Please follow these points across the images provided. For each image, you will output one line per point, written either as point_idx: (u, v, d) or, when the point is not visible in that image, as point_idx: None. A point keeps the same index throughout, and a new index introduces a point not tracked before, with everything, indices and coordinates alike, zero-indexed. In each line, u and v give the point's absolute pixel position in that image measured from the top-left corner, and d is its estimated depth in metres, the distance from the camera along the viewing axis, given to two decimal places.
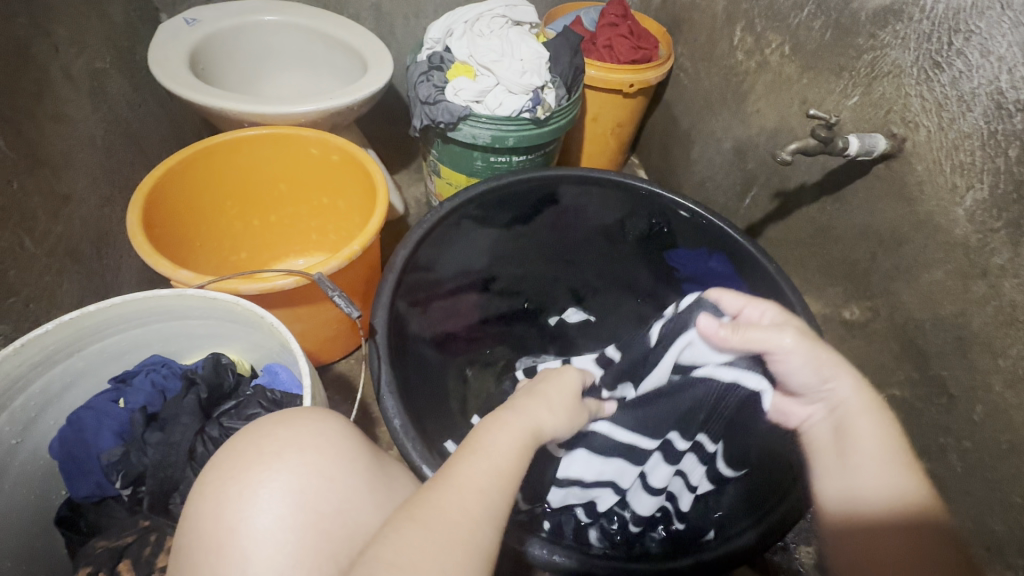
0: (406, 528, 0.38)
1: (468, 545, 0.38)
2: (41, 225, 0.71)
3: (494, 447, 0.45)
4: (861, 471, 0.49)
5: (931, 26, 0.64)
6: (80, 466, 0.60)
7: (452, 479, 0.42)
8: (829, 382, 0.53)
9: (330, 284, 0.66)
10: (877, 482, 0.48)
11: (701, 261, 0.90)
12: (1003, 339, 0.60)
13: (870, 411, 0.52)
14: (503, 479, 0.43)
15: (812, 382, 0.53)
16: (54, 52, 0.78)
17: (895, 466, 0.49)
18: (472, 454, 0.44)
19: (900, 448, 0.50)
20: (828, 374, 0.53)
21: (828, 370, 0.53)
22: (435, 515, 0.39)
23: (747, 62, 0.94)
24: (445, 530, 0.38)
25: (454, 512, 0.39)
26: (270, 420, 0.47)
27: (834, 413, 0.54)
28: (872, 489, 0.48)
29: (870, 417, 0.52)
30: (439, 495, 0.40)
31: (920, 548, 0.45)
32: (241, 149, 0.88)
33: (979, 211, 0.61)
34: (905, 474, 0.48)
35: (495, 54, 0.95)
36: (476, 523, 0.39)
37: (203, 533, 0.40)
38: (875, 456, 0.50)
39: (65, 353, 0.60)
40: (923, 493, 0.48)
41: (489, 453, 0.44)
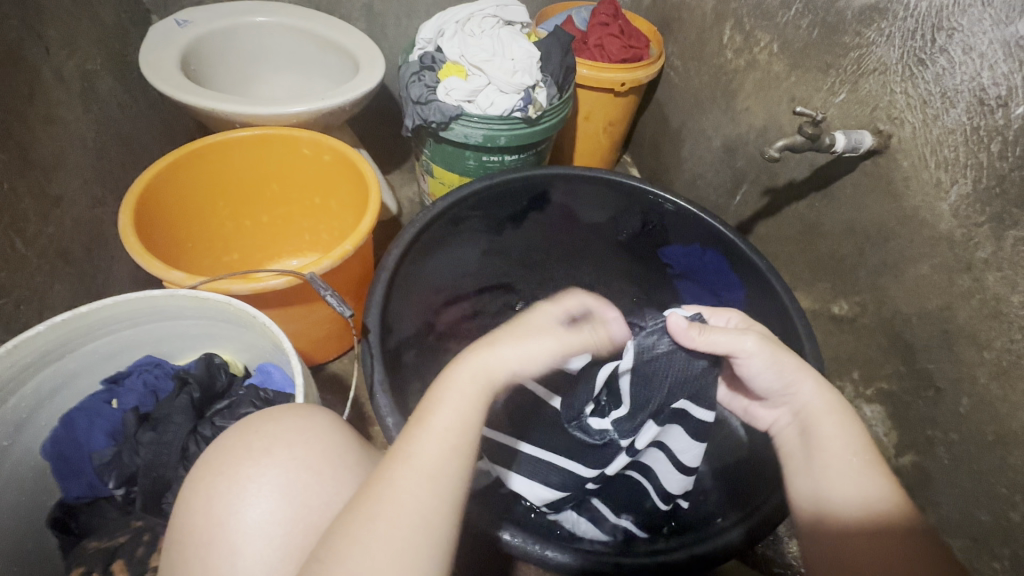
0: (357, 523, 0.37)
1: (425, 523, 0.38)
2: (32, 227, 0.70)
3: (445, 422, 0.43)
4: (851, 478, 0.47)
5: (915, 24, 0.65)
6: (72, 467, 0.61)
7: (404, 463, 0.41)
8: (789, 385, 0.52)
9: (322, 283, 0.66)
10: (866, 492, 0.47)
11: (695, 257, 0.91)
12: (988, 332, 0.61)
13: (841, 414, 0.51)
14: (456, 457, 0.42)
15: (771, 385, 0.53)
16: (45, 54, 0.78)
17: (874, 470, 0.48)
18: (420, 435, 0.42)
19: (868, 446, 0.50)
20: (787, 377, 0.52)
21: (787, 372, 0.52)
22: (384, 503, 0.38)
23: (737, 61, 0.95)
24: (400, 514, 0.38)
25: (405, 498, 0.39)
26: (261, 416, 0.47)
27: (802, 420, 0.52)
28: (846, 497, 0.47)
29: (833, 420, 0.51)
30: (386, 482, 0.40)
31: (895, 549, 0.44)
32: (233, 150, 0.88)
33: (963, 206, 0.62)
34: (877, 478, 0.47)
35: (486, 54, 0.95)
36: (429, 503, 0.39)
37: (193, 529, 0.41)
38: (850, 461, 0.48)
39: (56, 354, 0.60)
40: (902, 500, 0.47)
41: (437, 430, 0.43)
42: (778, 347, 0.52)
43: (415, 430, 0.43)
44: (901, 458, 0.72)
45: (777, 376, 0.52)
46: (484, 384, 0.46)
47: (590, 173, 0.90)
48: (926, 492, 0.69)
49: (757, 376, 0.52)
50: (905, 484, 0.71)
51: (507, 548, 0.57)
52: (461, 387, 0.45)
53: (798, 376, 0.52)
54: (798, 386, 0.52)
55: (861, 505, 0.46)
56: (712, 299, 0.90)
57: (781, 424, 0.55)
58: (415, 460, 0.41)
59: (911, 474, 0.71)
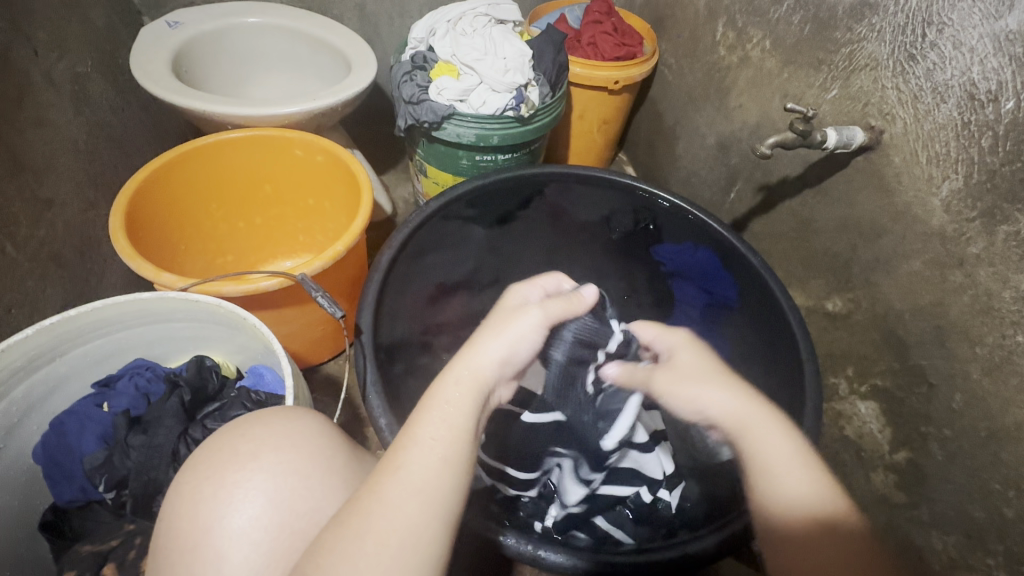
0: (344, 532, 0.37)
1: (414, 533, 0.38)
2: (23, 230, 0.70)
3: (435, 433, 0.43)
4: (775, 474, 0.48)
5: (905, 19, 0.65)
6: (63, 470, 0.60)
7: (391, 474, 0.40)
8: (698, 403, 0.54)
9: (314, 285, 0.66)
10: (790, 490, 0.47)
11: (687, 255, 0.90)
12: (980, 327, 0.60)
13: (768, 417, 0.51)
14: (449, 466, 0.42)
15: (690, 406, 0.55)
16: (35, 57, 0.78)
17: (799, 476, 0.47)
18: (410, 444, 0.42)
19: (802, 448, 0.49)
20: (703, 394, 0.54)
21: (706, 389, 0.54)
22: (372, 514, 0.38)
23: (730, 58, 0.95)
24: (388, 526, 0.37)
25: (395, 508, 0.38)
26: (249, 420, 0.47)
27: (726, 431, 0.53)
28: (776, 505, 0.47)
29: (754, 426, 0.51)
30: (374, 493, 0.39)
31: (829, 556, 0.43)
32: (225, 151, 0.88)
33: (954, 201, 0.62)
34: (804, 484, 0.46)
35: (479, 53, 0.95)
36: (420, 513, 0.39)
37: (179, 535, 0.40)
38: (773, 467, 0.48)
39: (47, 357, 0.60)
40: (841, 503, 0.46)
41: (427, 441, 0.42)
42: (700, 368, 0.56)
43: (404, 441, 0.43)
44: (896, 454, 0.72)
45: (695, 393, 0.54)
46: (475, 392, 0.46)
47: (583, 172, 0.89)
48: (920, 489, 0.69)
49: (682, 400, 0.56)
50: (899, 481, 0.71)
51: (504, 549, 0.56)
52: (452, 396, 0.45)
53: (700, 389, 0.54)
54: (705, 398, 0.54)
55: (787, 505, 0.46)
56: (704, 296, 0.89)
57: (722, 438, 0.55)
58: (406, 471, 0.40)
59: (905, 470, 0.71)
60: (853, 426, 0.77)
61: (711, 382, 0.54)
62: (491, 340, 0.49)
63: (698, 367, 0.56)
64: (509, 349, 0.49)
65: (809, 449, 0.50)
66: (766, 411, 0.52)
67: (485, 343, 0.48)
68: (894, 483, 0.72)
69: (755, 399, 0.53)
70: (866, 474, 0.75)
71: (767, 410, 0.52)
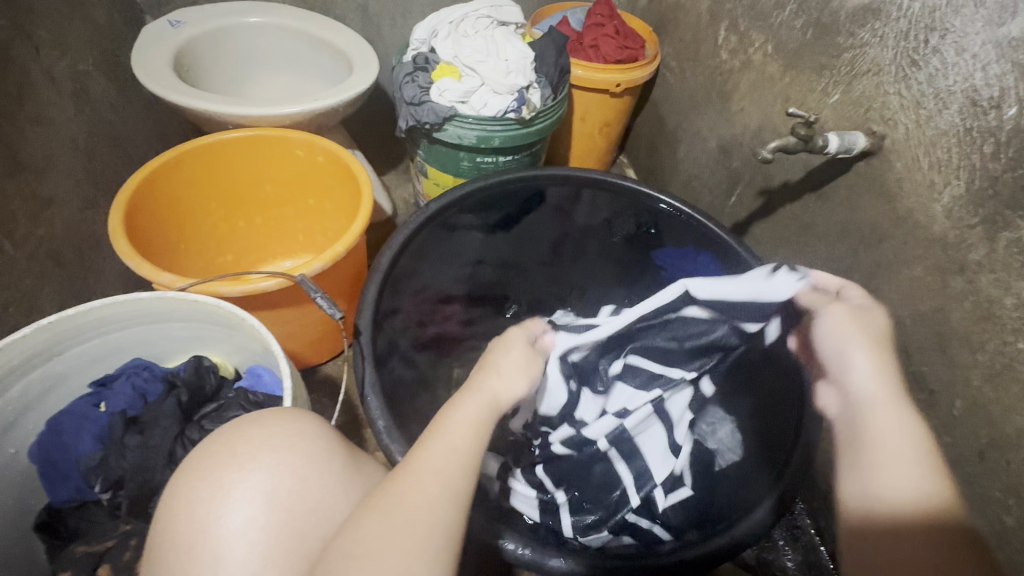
0: (370, 527, 0.38)
1: (431, 525, 0.39)
2: (21, 228, 0.70)
3: (455, 440, 0.44)
4: (871, 464, 0.47)
5: (908, 24, 0.65)
6: (59, 471, 0.60)
7: (420, 469, 0.42)
8: (841, 356, 0.53)
9: (314, 286, 0.67)
10: (892, 477, 0.45)
11: (687, 262, 0.90)
12: (981, 334, 0.60)
13: (896, 411, 0.49)
14: (462, 468, 0.43)
15: (827, 351, 0.55)
16: (36, 54, 0.77)
17: (920, 467, 0.45)
18: (430, 443, 0.44)
19: (922, 444, 0.47)
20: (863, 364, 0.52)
21: (864, 360, 0.52)
22: (398, 513, 0.39)
23: (732, 61, 0.95)
24: (416, 529, 0.38)
25: (417, 504, 0.40)
26: (248, 420, 0.46)
27: (859, 412, 0.51)
28: (893, 491, 0.45)
29: (891, 418, 0.48)
30: (403, 493, 0.40)
31: (932, 543, 0.41)
32: (227, 151, 0.88)
33: (956, 207, 0.62)
34: (920, 475, 0.44)
35: (481, 54, 0.95)
36: (448, 519, 0.40)
37: (173, 537, 0.40)
38: (894, 454, 0.46)
39: (43, 357, 0.60)
40: (950, 500, 0.43)
41: (446, 444, 0.44)
42: (863, 334, 0.53)
43: (424, 446, 0.44)
44: None
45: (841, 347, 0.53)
46: (489, 411, 0.47)
47: (585, 173, 0.89)
48: None
49: (823, 338, 0.55)
50: None
51: (503, 555, 0.56)
52: (469, 409, 0.47)
53: (853, 353, 0.52)
54: (850, 364, 0.52)
55: (898, 501, 0.44)
56: None
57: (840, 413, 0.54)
58: (425, 476, 0.41)
59: None
60: None
61: (873, 360, 0.51)
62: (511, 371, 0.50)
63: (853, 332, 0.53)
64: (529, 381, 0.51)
65: (936, 448, 0.47)
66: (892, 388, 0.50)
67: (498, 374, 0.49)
68: None
69: (897, 392, 0.50)
70: None
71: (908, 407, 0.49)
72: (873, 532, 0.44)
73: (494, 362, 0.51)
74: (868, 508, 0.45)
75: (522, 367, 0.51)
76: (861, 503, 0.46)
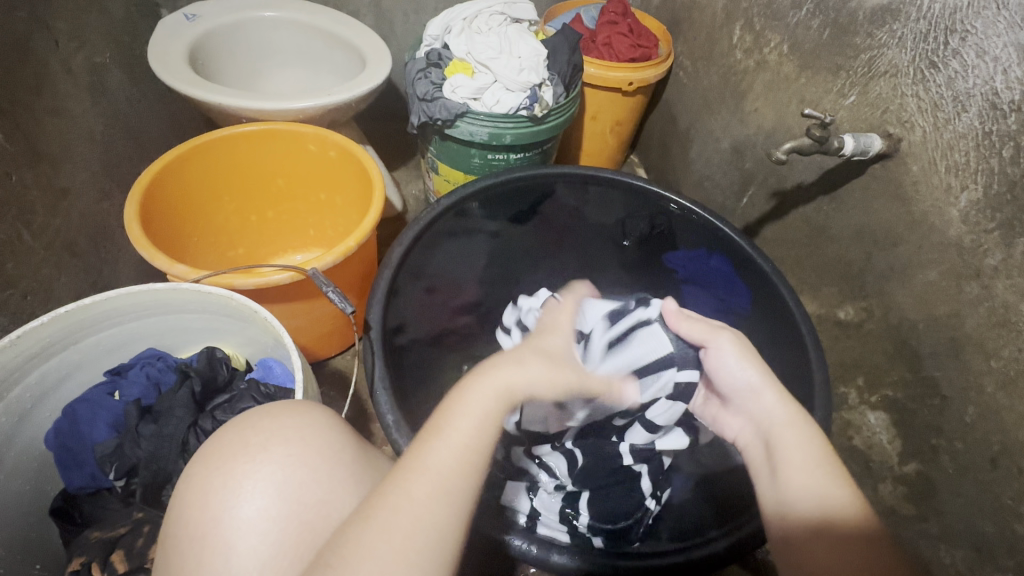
0: (370, 524, 0.38)
1: (432, 523, 0.39)
2: (40, 218, 0.71)
3: (465, 436, 0.43)
4: (794, 480, 0.49)
5: (927, 25, 0.64)
6: (74, 457, 0.61)
7: (423, 466, 0.41)
8: (750, 385, 0.57)
9: (325, 279, 0.67)
10: (820, 489, 0.47)
11: (699, 261, 0.90)
12: (996, 340, 0.60)
13: (798, 423, 0.53)
14: (469, 464, 0.42)
15: (738, 383, 0.58)
16: (54, 47, 0.78)
17: (832, 476, 0.48)
18: (436, 439, 0.43)
19: (830, 457, 0.50)
20: (752, 379, 0.57)
21: (753, 375, 0.57)
22: (400, 510, 0.39)
23: (746, 61, 0.94)
24: (418, 529, 0.38)
25: (420, 502, 0.39)
26: (260, 412, 0.47)
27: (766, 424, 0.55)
28: (816, 491, 0.47)
29: (797, 432, 0.53)
30: (408, 491, 0.40)
31: (856, 551, 0.44)
32: (240, 144, 0.88)
33: (972, 212, 0.61)
34: (840, 485, 0.47)
35: (493, 51, 0.95)
36: (450, 517, 0.40)
37: (188, 527, 0.41)
38: (811, 463, 0.49)
39: (60, 346, 0.61)
40: (863, 508, 0.46)
41: (455, 441, 0.43)
42: (756, 352, 0.60)
43: (434, 438, 0.43)
44: (905, 465, 0.71)
45: (748, 378, 0.58)
46: (503, 402, 0.47)
47: (594, 173, 0.90)
48: (929, 501, 0.68)
49: (727, 371, 0.59)
50: (908, 493, 0.70)
51: (509, 550, 0.57)
52: (479, 401, 0.45)
53: (749, 367, 0.58)
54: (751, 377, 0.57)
55: (816, 506, 0.47)
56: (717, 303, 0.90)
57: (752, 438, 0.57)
58: (435, 471, 0.41)
59: (915, 483, 0.70)
60: (862, 436, 0.77)
61: (760, 367, 0.58)
62: (536, 361, 0.52)
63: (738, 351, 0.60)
64: (551, 371, 0.52)
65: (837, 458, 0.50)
66: (792, 413, 0.54)
67: (519, 365, 0.50)
68: (902, 495, 0.71)
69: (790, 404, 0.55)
70: (874, 485, 0.75)
71: (808, 421, 0.54)
72: (805, 537, 0.46)
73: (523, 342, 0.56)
74: (803, 513, 0.47)
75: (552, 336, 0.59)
76: (804, 511, 0.47)
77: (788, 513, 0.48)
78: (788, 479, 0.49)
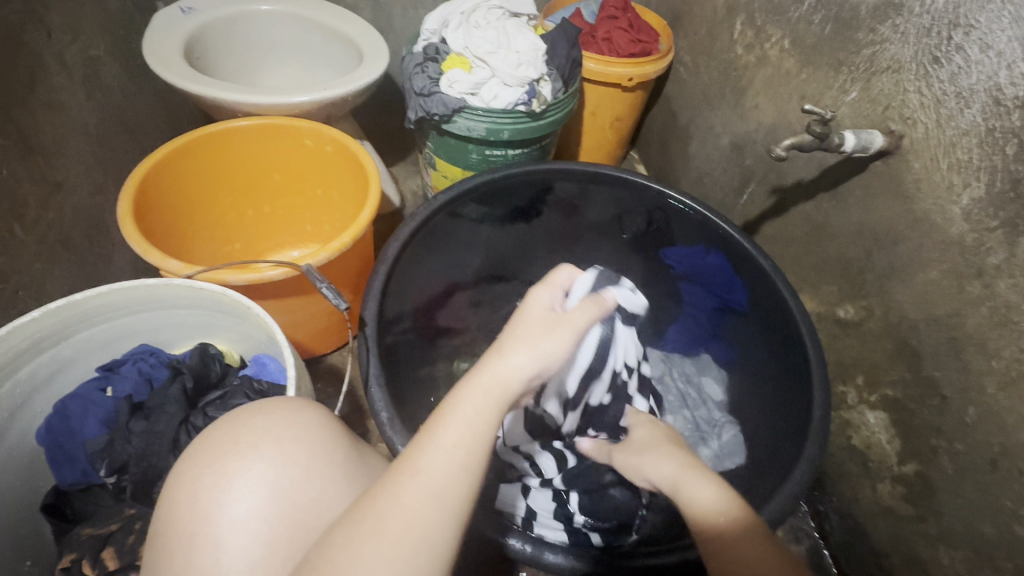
0: (355, 531, 0.37)
1: (427, 536, 0.38)
2: (32, 212, 0.71)
3: (457, 439, 0.41)
4: (685, 496, 0.53)
5: (930, 20, 0.63)
6: (65, 453, 0.60)
7: (411, 471, 0.40)
8: (655, 479, 0.58)
9: (319, 276, 0.67)
10: (704, 500, 0.51)
11: (698, 258, 0.90)
12: (997, 340, 0.59)
13: (689, 465, 0.56)
14: (462, 467, 0.41)
15: (655, 477, 0.58)
16: (48, 39, 0.78)
17: (707, 478, 0.53)
18: (426, 444, 0.41)
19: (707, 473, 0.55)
20: (656, 473, 0.58)
21: (656, 467, 0.58)
22: (386, 516, 0.38)
23: (747, 57, 0.93)
24: (404, 538, 0.37)
25: (407, 509, 0.38)
26: (251, 409, 0.47)
27: (666, 488, 0.56)
28: (701, 499, 0.51)
29: (691, 477, 0.54)
30: (394, 496, 0.39)
31: (742, 540, 0.47)
32: (236, 139, 0.88)
33: (975, 209, 0.60)
34: (710, 485, 0.52)
35: (492, 46, 0.94)
36: (441, 521, 0.39)
37: (175, 526, 0.40)
38: (692, 481, 0.53)
39: (51, 341, 0.60)
40: (738, 506, 0.50)
41: (446, 443, 0.41)
42: (656, 443, 0.63)
43: (426, 444, 0.41)
44: (904, 466, 0.70)
45: (667, 474, 0.56)
46: (500, 402, 0.44)
47: (597, 168, 0.88)
48: (928, 502, 0.67)
49: (647, 468, 0.59)
50: (907, 493, 0.70)
51: (508, 551, 0.56)
52: (480, 405, 0.43)
53: (643, 458, 0.61)
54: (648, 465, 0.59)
55: (716, 513, 0.50)
56: (715, 300, 0.90)
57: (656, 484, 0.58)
58: (425, 475, 0.40)
59: (914, 483, 0.69)
60: (860, 435, 0.76)
61: (665, 457, 0.59)
62: (521, 346, 0.46)
63: (653, 439, 0.64)
64: (542, 359, 0.46)
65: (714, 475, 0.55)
66: (688, 462, 0.57)
67: (507, 352, 0.45)
68: (901, 495, 0.71)
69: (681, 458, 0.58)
70: (872, 485, 0.74)
71: (699, 465, 0.56)
72: (716, 543, 0.48)
73: (512, 335, 0.47)
74: (702, 520, 0.50)
75: (544, 321, 0.48)
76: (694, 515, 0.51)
77: (697, 522, 0.50)
78: (687, 494, 0.53)
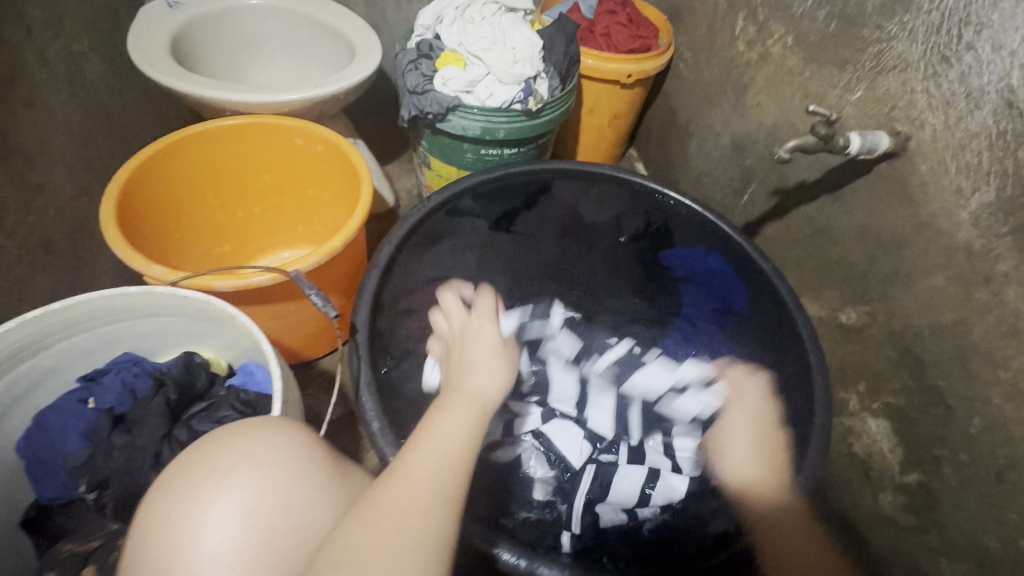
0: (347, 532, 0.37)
1: (417, 573, 0.35)
2: (12, 215, 0.69)
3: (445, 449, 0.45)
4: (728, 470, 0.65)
5: (940, 17, 0.61)
6: (46, 468, 0.59)
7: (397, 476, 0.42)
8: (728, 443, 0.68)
9: (308, 282, 0.65)
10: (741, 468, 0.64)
11: (698, 260, 0.87)
12: (1005, 350, 0.57)
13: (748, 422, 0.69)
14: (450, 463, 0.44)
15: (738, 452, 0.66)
16: (29, 35, 0.75)
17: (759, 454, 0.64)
18: (411, 451, 0.44)
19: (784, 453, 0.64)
20: (747, 453, 0.65)
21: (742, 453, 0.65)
22: (375, 514, 0.38)
23: (749, 53, 0.91)
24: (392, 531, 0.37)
25: (396, 504, 0.39)
26: (230, 431, 0.45)
27: (734, 488, 0.63)
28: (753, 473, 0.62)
29: (736, 446, 0.66)
30: (382, 499, 0.39)
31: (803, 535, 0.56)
32: (224, 139, 0.85)
33: (984, 214, 0.58)
34: (757, 460, 0.63)
35: (487, 42, 0.91)
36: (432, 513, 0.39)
37: (149, 559, 0.39)
38: (773, 450, 0.64)
39: (29, 352, 0.58)
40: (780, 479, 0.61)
41: (433, 449, 0.44)
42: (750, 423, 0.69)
43: (408, 452, 0.44)
44: (906, 476, 0.69)
45: (741, 449, 0.66)
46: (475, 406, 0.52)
47: (595, 169, 0.88)
48: (931, 513, 0.66)
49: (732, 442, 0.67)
50: (908, 503, 0.69)
51: (498, 563, 0.55)
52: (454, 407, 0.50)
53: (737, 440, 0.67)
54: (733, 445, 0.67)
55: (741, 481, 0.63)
56: (714, 303, 0.87)
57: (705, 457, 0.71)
58: (413, 477, 0.42)
59: (916, 493, 0.68)
60: (862, 443, 0.75)
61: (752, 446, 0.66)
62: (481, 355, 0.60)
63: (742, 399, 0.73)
64: (503, 378, 0.58)
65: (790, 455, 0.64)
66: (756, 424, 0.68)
67: (486, 372, 0.57)
68: (902, 505, 0.70)
69: (762, 433, 0.67)
70: (874, 493, 0.73)
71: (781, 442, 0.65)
72: (767, 519, 0.58)
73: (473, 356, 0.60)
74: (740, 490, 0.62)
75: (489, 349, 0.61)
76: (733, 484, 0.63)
77: (740, 488, 0.62)
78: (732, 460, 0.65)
